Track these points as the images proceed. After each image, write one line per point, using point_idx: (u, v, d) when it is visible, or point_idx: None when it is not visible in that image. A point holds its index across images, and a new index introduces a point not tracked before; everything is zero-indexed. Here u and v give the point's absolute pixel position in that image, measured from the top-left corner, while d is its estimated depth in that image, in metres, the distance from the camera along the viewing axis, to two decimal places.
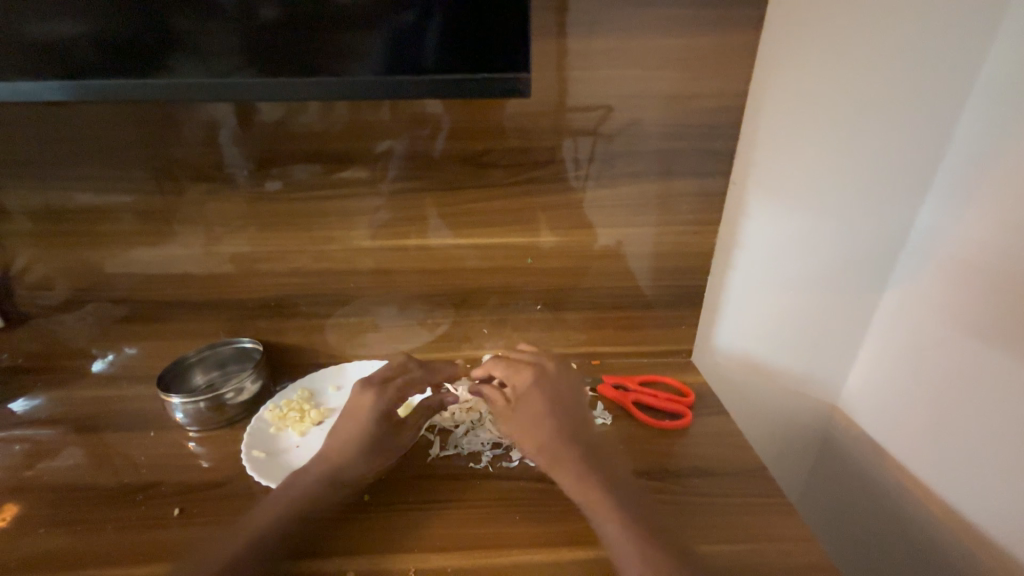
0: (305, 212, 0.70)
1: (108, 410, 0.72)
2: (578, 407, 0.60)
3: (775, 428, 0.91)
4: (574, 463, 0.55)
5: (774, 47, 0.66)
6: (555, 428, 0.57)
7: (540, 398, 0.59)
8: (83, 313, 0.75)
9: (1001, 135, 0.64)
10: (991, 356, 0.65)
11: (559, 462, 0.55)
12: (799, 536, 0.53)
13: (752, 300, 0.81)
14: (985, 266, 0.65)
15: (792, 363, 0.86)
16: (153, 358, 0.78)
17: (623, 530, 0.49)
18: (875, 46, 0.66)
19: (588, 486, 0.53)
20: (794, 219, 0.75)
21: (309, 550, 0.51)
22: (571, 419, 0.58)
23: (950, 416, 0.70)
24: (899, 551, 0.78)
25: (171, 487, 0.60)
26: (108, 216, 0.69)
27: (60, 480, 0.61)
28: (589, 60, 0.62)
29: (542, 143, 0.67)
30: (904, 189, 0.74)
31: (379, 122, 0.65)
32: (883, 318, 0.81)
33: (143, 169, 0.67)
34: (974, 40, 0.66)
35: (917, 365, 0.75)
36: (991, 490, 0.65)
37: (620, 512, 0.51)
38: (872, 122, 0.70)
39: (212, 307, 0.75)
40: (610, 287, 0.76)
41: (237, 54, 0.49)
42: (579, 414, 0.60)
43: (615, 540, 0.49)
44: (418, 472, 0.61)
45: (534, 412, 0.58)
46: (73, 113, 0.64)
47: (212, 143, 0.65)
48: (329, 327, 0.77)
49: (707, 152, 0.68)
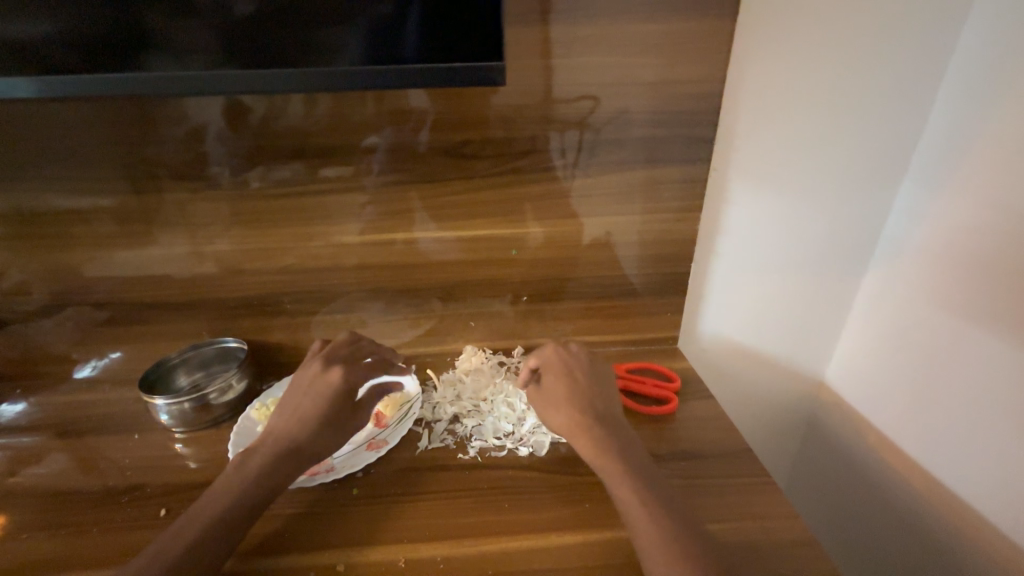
0: (287, 207, 0.69)
1: (90, 415, 0.71)
2: (583, 390, 0.59)
3: (763, 411, 0.92)
4: (592, 429, 0.55)
5: (753, 36, 0.66)
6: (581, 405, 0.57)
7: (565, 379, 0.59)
8: (63, 317, 0.74)
9: (977, 114, 0.65)
10: (973, 333, 0.65)
11: (580, 429, 0.55)
12: (786, 513, 0.54)
13: (736, 287, 0.82)
14: (962, 244, 0.66)
15: (777, 346, 0.87)
16: (138, 361, 0.77)
17: (626, 499, 0.50)
18: (852, 33, 0.66)
19: (602, 451, 0.53)
20: (776, 205, 0.76)
21: (299, 547, 0.51)
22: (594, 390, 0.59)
23: (931, 392, 0.71)
24: (882, 525, 0.79)
25: (157, 488, 0.59)
26: (86, 218, 0.68)
27: (42, 485, 0.60)
28: (570, 49, 0.62)
29: (525, 133, 0.67)
30: (881, 172, 0.75)
31: (361, 117, 0.64)
32: (865, 302, 0.82)
33: (119, 169, 0.66)
34: (946, 25, 0.66)
35: (899, 344, 0.76)
36: (977, 463, 0.65)
37: (621, 486, 0.51)
38: (850, 107, 0.70)
39: (195, 308, 0.74)
40: (595, 277, 0.76)
41: (212, 49, 0.48)
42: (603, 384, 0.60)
43: (628, 504, 0.49)
44: (406, 464, 0.60)
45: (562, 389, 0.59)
46: (43, 113, 0.62)
47: (192, 141, 0.65)
48: (316, 325, 0.76)
49: (691, 139, 0.68)
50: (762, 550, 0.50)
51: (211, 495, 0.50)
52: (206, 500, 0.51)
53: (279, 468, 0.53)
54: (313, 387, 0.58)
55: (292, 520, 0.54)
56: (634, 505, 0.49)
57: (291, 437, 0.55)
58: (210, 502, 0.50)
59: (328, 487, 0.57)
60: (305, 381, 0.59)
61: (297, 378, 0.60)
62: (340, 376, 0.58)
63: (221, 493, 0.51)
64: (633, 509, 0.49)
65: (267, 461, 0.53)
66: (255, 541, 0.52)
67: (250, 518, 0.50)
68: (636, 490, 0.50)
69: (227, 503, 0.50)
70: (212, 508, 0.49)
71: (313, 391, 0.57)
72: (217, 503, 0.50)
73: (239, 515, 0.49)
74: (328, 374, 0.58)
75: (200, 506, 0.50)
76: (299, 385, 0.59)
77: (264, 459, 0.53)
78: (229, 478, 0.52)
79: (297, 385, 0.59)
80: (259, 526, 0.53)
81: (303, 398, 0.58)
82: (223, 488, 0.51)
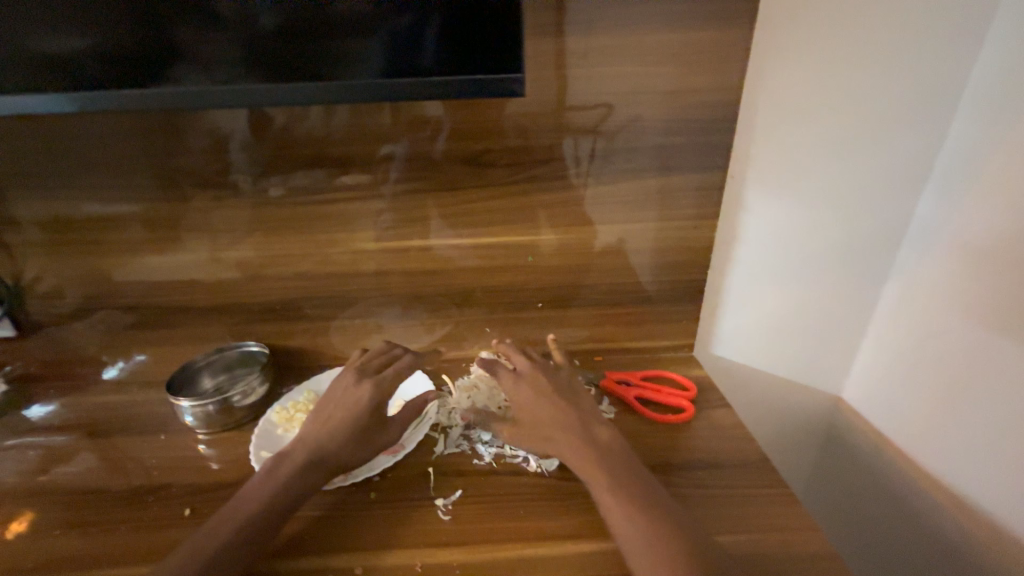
0: (308, 215, 0.71)
1: (118, 415, 0.74)
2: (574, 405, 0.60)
3: (780, 421, 0.91)
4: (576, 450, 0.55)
5: (769, 45, 0.66)
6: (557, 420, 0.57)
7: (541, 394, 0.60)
8: (93, 321, 0.76)
9: (1001, 120, 0.64)
10: (998, 343, 0.64)
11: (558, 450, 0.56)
12: (802, 525, 0.53)
13: (753, 294, 0.81)
14: (988, 252, 0.64)
15: (795, 355, 0.86)
16: (163, 363, 0.79)
17: (638, 506, 0.49)
18: (870, 41, 0.66)
19: (591, 471, 0.53)
20: (793, 213, 0.75)
21: (319, 549, 0.52)
22: (556, 404, 0.58)
23: (954, 403, 0.70)
24: (904, 542, 0.77)
25: (182, 488, 0.61)
26: (116, 225, 0.71)
27: (73, 483, 0.62)
28: (586, 59, 0.63)
29: (541, 142, 0.67)
30: (902, 180, 0.74)
31: (380, 126, 0.66)
32: (885, 311, 0.81)
33: (149, 178, 0.68)
34: (967, 33, 0.66)
35: (921, 355, 0.75)
36: (1004, 479, 0.63)
37: (631, 495, 0.50)
38: (868, 114, 0.70)
39: (218, 312, 0.76)
40: (610, 284, 0.76)
41: (239, 62, 0.50)
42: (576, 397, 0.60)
43: (622, 526, 0.49)
44: (423, 469, 0.61)
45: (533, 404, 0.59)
46: (78, 125, 0.65)
47: (218, 151, 0.67)
48: (334, 329, 0.78)
49: (706, 147, 0.68)
50: (778, 563, 0.50)
51: (238, 496, 0.52)
52: (231, 501, 0.52)
53: (302, 471, 0.54)
54: (347, 399, 0.59)
55: (313, 522, 0.55)
56: (654, 515, 0.49)
57: (313, 441, 0.57)
58: (237, 505, 0.51)
59: (347, 490, 0.58)
60: (338, 394, 0.61)
61: (331, 390, 0.62)
62: (368, 394, 0.59)
63: (247, 497, 0.52)
64: (654, 519, 0.48)
65: (291, 464, 0.55)
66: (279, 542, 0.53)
67: (277, 522, 0.51)
68: (655, 498, 0.50)
69: (251, 504, 0.51)
70: (237, 509, 0.51)
71: (347, 402, 0.59)
72: (241, 504, 0.51)
73: (263, 518, 0.50)
74: (359, 389, 0.60)
75: (226, 507, 0.51)
76: (338, 396, 0.60)
77: (287, 462, 0.55)
78: (253, 481, 0.53)
79: (332, 398, 0.61)
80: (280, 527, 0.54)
81: (337, 410, 0.59)
82: (249, 491, 0.53)
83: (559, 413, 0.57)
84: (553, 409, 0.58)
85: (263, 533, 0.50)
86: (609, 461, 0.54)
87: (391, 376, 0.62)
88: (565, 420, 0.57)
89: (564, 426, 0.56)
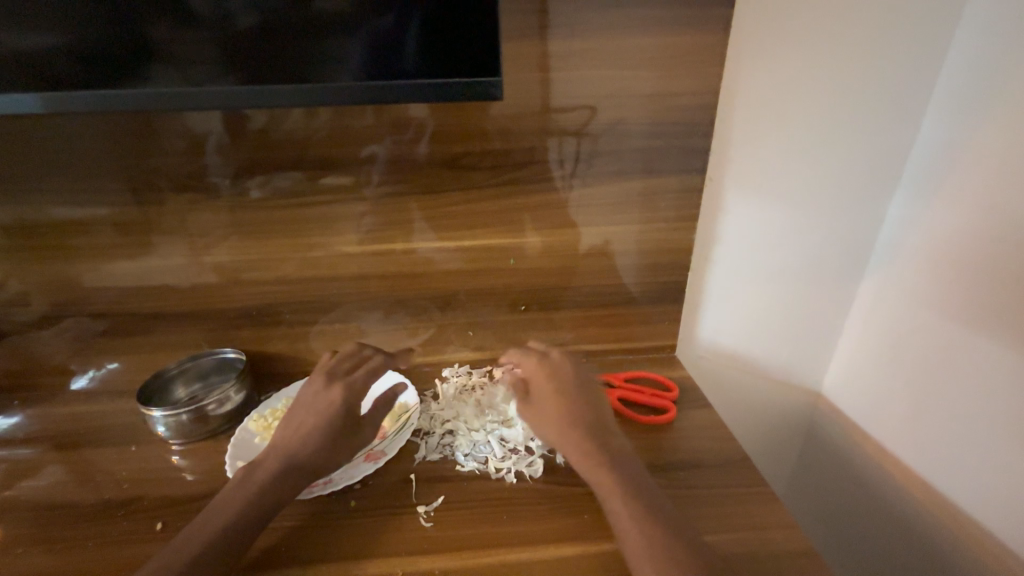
0: (288, 218, 0.70)
1: (87, 426, 0.71)
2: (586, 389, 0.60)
3: (761, 420, 0.92)
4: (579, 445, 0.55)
5: (747, 49, 0.67)
6: (568, 410, 0.57)
7: (548, 384, 0.60)
8: (61, 328, 0.74)
9: (969, 123, 0.66)
10: (969, 340, 0.66)
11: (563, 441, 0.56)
12: (784, 523, 0.54)
13: (734, 294, 0.82)
14: (958, 250, 0.66)
15: (775, 354, 0.87)
16: (136, 371, 0.77)
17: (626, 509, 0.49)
18: (844, 46, 0.67)
19: (594, 464, 0.53)
20: (772, 214, 0.77)
21: (298, 560, 0.51)
22: (563, 396, 0.59)
23: (929, 398, 0.71)
24: (884, 538, 0.78)
25: (154, 500, 0.59)
26: (86, 229, 0.69)
27: (38, 499, 0.60)
28: (567, 62, 0.63)
29: (523, 144, 0.67)
30: (875, 182, 0.75)
31: (362, 128, 0.65)
32: (861, 309, 0.83)
33: (120, 181, 0.66)
34: (935, 39, 0.68)
35: (896, 352, 0.76)
36: (977, 473, 0.65)
37: (631, 496, 0.50)
38: (843, 117, 0.71)
39: (194, 318, 0.74)
40: (594, 285, 0.76)
41: (214, 62, 0.48)
42: (588, 395, 0.60)
43: (620, 518, 0.49)
44: (406, 476, 0.60)
45: (545, 394, 0.59)
46: (44, 125, 0.63)
47: (194, 153, 0.65)
48: (314, 335, 0.76)
49: (687, 150, 0.69)
50: (761, 562, 0.50)
51: (214, 507, 0.51)
52: (206, 512, 0.51)
53: (277, 479, 0.53)
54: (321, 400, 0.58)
55: (291, 531, 0.53)
56: (639, 517, 0.48)
57: (289, 446, 0.56)
58: (210, 517, 0.50)
59: (326, 499, 0.57)
60: (309, 401, 0.59)
61: (301, 396, 0.60)
62: (340, 396, 0.58)
63: (221, 509, 0.51)
64: (638, 521, 0.48)
65: (268, 472, 0.54)
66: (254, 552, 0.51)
67: (251, 532, 0.50)
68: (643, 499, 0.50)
69: (227, 514, 0.50)
70: (212, 520, 0.49)
71: (321, 406, 0.58)
72: (216, 514, 0.50)
73: (237, 529, 0.49)
74: (330, 391, 0.59)
75: (200, 518, 0.50)
76: (313, 400, 0.59)
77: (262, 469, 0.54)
78: (230, 491, 0.52)
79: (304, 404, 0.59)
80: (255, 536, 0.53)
81: (312, 414, 0.57)
82: (223, 502, 0.51)
83: (573, 416, 0.57)
84: (570, 411, 0.57)
85: (238, 545, 0.48)
86: (611, 460, 0.54)
87: (365, 373, 0.62)
88: (582, 423, 0.56)
89: (579, 429, 0.56)
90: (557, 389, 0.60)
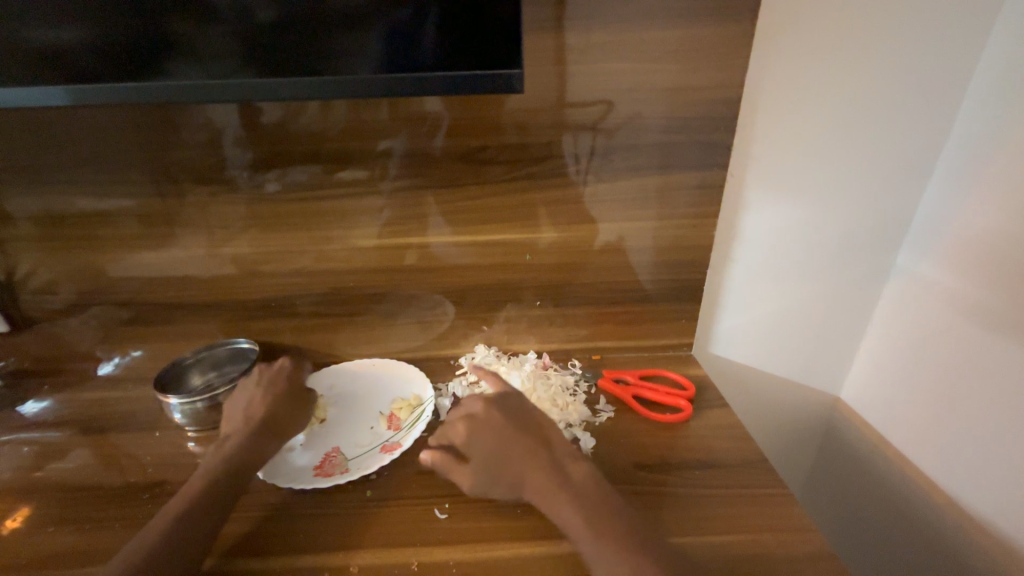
0: (305, 211, 0.70)
1: (112, 411, 0.73)
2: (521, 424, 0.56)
3: (777, 420, 0.91)
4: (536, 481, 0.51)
5: (771, 42, 0.65)
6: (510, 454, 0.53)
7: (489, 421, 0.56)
8: (88, 316, 0.76)
9: (1004, 120, 0.63)
10: (997, 345, 0.64)
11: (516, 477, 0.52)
12: (797, 526, 0.53)
13: (753, 293, 0.81)
14: (989, 253, 0.64)
15: (793, 353, 0.86)
16: (159, 359, 0.79)
17: (599, 528, 0.47)
18: (874, 38, 0.65)
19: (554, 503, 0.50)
20: (793, 212, 0.75)
21: (312, 547, 0.52)
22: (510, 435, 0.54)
23: (953, 403, 0.69)
24: (901, 544, 0.77)
25: (176, 485, 0.60)
26: (110, 220, 0.70)
27: (66, 481, 0.62)
28: (585, 55, 0.62)
29: (540, 139, 0.67)
30: (903, 180, 0.73)
31: (377, 122, 0.65)
32: (885, 310, 0.80)
33: (143, 172, 0.67)
34: (971, 30, 0.65)
35: (920, 354, 0.74)
36: (1001, 481, 0.64)
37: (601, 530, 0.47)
38: (870, 112, 0.69)
39: (213, 308, 0.76)
40: (608, 282, 0.76)
41: (233, 56, 0.49)
42: (539, 424, 0.56)
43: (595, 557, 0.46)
44: (420, 468, 0.61)
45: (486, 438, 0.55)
46: (69, 117, 0.64)
47: (213, 146, 0.66)
48: (330, 327, 0.77)
49: (706, 145, 0.68)
50: (774, 563, 0.50)
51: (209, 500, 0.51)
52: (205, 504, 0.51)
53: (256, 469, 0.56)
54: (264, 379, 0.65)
55: (306, 519, 0.54)
56: (615, 544, 0.46)
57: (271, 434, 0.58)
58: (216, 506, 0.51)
59: (342, 488, 0.58)
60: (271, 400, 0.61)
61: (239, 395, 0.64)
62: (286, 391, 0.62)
63: (218, 494, 0.52)
64: (614, 549, 0.46)
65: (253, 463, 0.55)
66: (235, 540, 0.53)
67: (220, 521, 0.51)
68: (617, 518, 0.48)
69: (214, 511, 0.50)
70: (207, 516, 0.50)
71: (256, 390, 0.63)
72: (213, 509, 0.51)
73: (217, 515, 0.50)
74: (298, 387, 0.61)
75: (208, 507, 0.51)
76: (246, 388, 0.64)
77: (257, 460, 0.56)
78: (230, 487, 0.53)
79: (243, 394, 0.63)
80: (244, 525, 0.54)
81: (247, 398, 0.62)
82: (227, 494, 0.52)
83: (524, 452, 0.53)
84: (513, 445, 0.53)
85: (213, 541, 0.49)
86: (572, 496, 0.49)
87: None
88: (534, 457, 0.52)
89: (535, 462, 0.52)
90: (502, 425, 0.55)
